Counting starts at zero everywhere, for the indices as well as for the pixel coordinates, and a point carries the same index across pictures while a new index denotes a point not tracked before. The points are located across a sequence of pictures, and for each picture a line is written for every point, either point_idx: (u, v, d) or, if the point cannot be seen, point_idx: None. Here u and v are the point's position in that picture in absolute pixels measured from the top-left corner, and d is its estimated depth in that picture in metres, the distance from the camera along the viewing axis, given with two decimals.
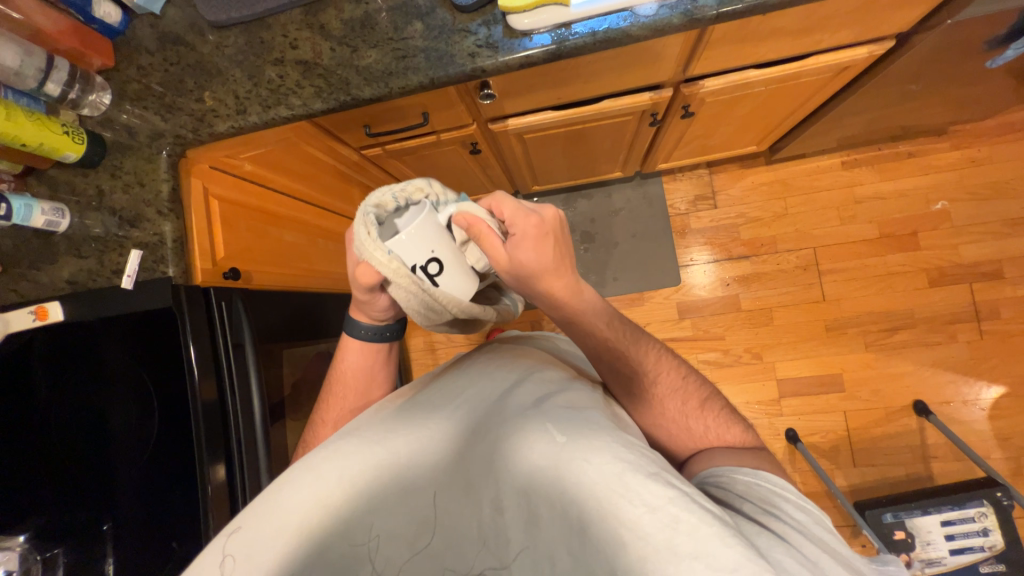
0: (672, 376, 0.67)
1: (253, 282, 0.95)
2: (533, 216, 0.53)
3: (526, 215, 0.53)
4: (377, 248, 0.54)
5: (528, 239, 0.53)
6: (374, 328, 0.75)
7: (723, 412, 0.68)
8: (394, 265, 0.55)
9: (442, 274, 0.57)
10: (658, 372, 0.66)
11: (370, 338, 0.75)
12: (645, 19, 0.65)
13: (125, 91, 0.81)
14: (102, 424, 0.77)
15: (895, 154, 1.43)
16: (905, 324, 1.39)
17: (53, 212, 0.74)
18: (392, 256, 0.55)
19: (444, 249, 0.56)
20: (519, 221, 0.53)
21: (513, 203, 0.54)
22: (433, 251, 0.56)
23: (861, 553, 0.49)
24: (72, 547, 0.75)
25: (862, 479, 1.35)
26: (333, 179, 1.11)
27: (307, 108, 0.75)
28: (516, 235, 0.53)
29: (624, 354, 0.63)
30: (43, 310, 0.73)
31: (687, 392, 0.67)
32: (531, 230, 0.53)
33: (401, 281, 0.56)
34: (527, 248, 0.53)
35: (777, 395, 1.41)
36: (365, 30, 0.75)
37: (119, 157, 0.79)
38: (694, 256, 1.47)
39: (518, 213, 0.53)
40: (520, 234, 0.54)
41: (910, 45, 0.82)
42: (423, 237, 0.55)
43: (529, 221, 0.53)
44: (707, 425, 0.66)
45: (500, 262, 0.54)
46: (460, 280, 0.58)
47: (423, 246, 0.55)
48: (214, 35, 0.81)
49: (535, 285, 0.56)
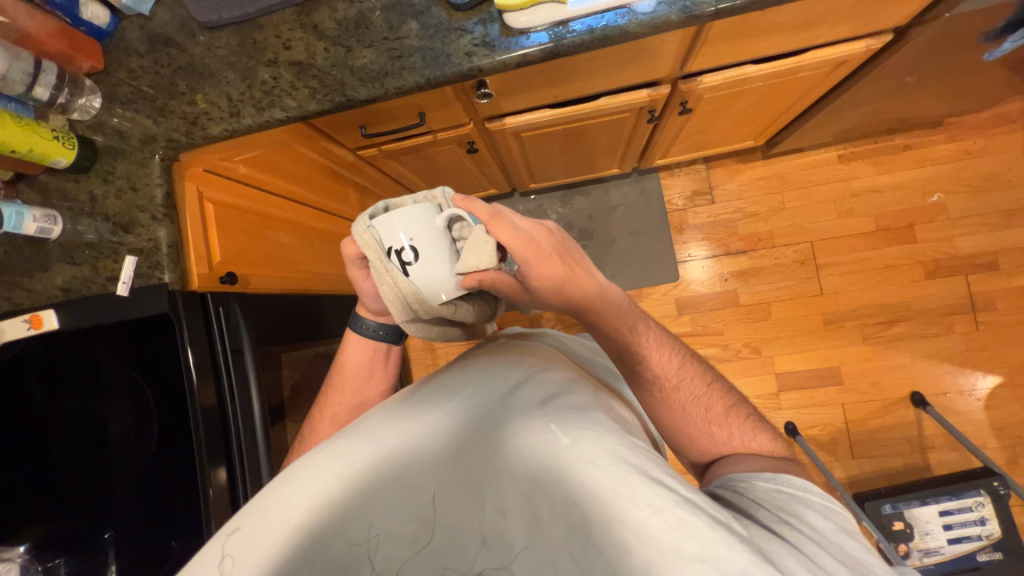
0: (696, 383, 0.67)
1: (250, 285, 0.94)
2: (529, 240, 0.56)
3: (522, 239, 0.56)
4: (361, 220, 0.59)
5: (533, 262, 0.57)
6: (378, 325, 0.75)
7: (750, 420, 0.68)
8: (370, 241, 0.59)
9: (410, 263, 0.59)
10: (682, 378, 0.66)
11: (369, 334, 0.76)
12: (643, 15, 0.65)
13: (115, 95, 0.79)
14: (101, 432, 0.77)
15: (891, 146, 1.43)
16: (902, 316, 1.40)
17: (45, 219, 0.73)
18: (372, 232, 0.59)
19: (424, 241, 0.59)
20: (520, 248, 0.56)
21: (507, 228, 0.55)
22: (411, 239, 0.58)
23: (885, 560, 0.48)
24: (73, 558, 0.74)
25: (860, 470, 1.36)
26: (328, 180, 1.10)
27: (302, 109, 0.74)
28: (518, 261, 0.57)
29: (646, 358, 0.64)
30: (38, 318, 0.70)
31: (711, 399, 0.67)
32: (531, 253, 0.57)
33: (372, 256, 0.60)
34: (532, 272, 0.57)
35: (776, 390, 1.42)
36: (359, 30, 0.74)
37: (112, 162, 0.78)
38: (692, 252, 1.47)
39: (515, 240, 0.56)
40: (524, 260, 0.57)
41: (908, 39, 0.82)
42: (407, 223, 0.58)
43: (528, 244, 0.56)
44: (732, 432, 0.66)
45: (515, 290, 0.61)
46: (428, 277, 0.59)
47: (404, 232, 0.58)
48: (205, 36, 0.79)
49: (545, 297, 0.61)
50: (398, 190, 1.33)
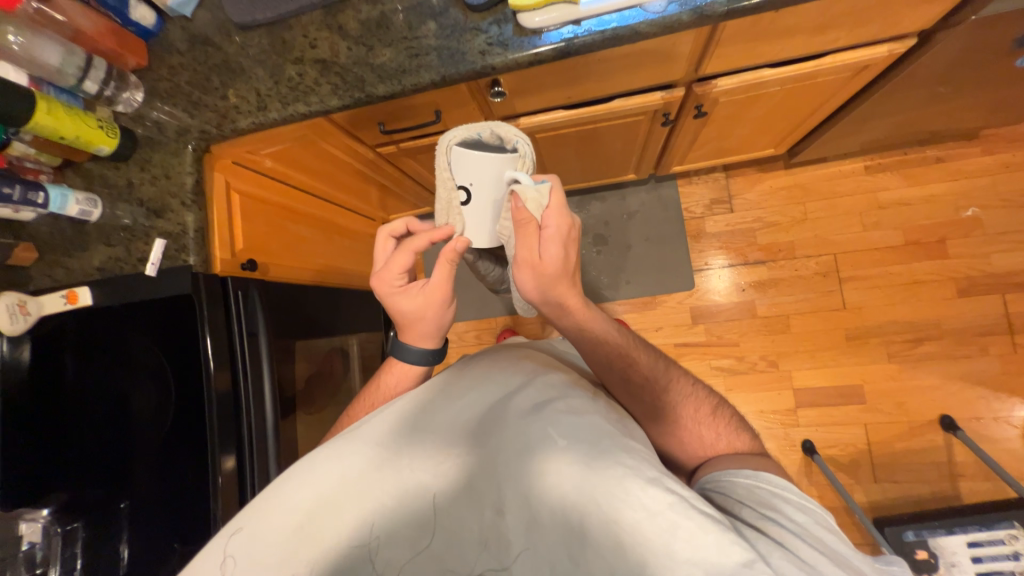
0: (683, 383, 0.67)
1: (269, 273, 0.99)
2: (569, 219, 0.57)
3: (564, 214, 0.57)
4: (444, 146, 0.62)
5: (557, 237, 0.56)
6: (429, 352, 0.68)
7: (733, 420, 0.68)
8: (445, 175, 0.63)
9: (466, 205, 0.65)
10: (669, 379, 0.66)
11: (422, 361, 0.68)
12: (654, 15, 0.66)
13: (156, 89, 0.84)
14: (123, 406, 0.81)
15: (922, 158, 1.38)
16: (931, 335, 1.34)
17: (87, 202, 0.79)
18: (451, 170, 0.63)
19: (483, 187, 0.64)
20: (559, 218, 0.56)
21: (561, 199, 0.57)
22: (474, 183, 0.64)
23: (864, 552, 0.47)
24: (90, 524, 0.78)
25: (882, 495, 1.30)
26: (347, 176, 1.13)
27: (324, 104, 0.77)
28: (549, 225, 0.56)
29: (635, 362, 0.64)
30: (73, 294, 0.77)
31: (698, 399, 0.67)
32: (563, 231, 0.57)
33: (442, 188, 0.64)
34: (552, 245, 0.56)
35: (794, 405, 1.36)
36: (380, 30, 0.77)
37: (149, 151, 0.83)
38: (710, 261, 1.45)
39: (559, 210, 0.56)
40: (554, 230, 0.56)
41: (933, 43, 0.80)
42: (478, 167, 0.63)
43: (564, 222, 0.57)
44: (718, 433, 0.65)
45: (527, 252, 0.57)
46: (472, 217, 0.66)
47: (473, 174, 0.63)
48: (240, 36, 0.83)
49: (540, 284, 0.58)
50: (416, 189, 1.36)
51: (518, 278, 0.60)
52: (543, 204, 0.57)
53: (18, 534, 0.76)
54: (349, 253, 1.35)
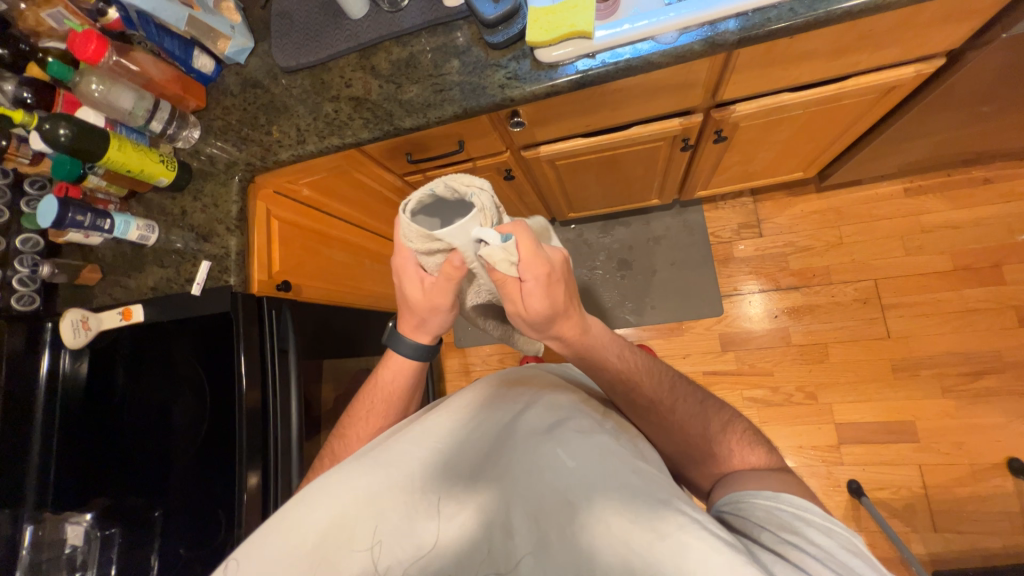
0: (690, 402, 0.65)
1: (302, 294, 1.04)
2: (546, 263, 0.54)
3: (539, 261, 0.53)
4: (403, 218, 0.53)
5: (539, 285, 0.54)
6: (423, 348, 0.70)
7: (747, 435, 0.64)
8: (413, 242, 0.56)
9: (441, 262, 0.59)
10: (677, 400, 0.64)
11: (415, 356, 0.71)
12: (666, 46, 0.68)
13: (211, 127, 0.93)
14: (164, 416, 0.87)
15: (968, 179, 1.31)
16: (991, 368, 1.23)
17: (145, 228, 0.88)
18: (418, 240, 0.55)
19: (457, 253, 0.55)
20: (534, 267, 0.53)
21: (530, 248, 0.52)
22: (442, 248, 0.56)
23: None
24: (126, 530, 0.83)
25: (944, 547, 1.17)
26: (378, 203, 1.20)
27: (356, 138, 0.84)
28: (528, 278, 0.54)
29: (639, 386, 0.63)
30: (129, 310, 0.84)
31: (709, 417, 0.65)
32: (543, 277, 0.54)
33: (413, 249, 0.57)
34: (535, 296, 0.55)
35: (837, 442, 1.27)
36: (409, 69, 0.83)
37: (201, 182, 0.92)
38: (741, 287, 1.40)
39: (534, 259, 0.53)
40: (534, 280, 0.54)
41: (963, 62, 0.78)
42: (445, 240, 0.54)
43: (542, 266, 0.53)
44: (732, 449, 0.62)
45: (514, 304, 0.56)
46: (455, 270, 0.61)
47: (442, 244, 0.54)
48: (285, 78, 0.91)
49: (535, 324, 0.58)
50: None
51: (517, 326, 0.60)
52: (513, 260, 0.52)
53: (62, 537, 0.80)
54: (377, 276, 1.41)
